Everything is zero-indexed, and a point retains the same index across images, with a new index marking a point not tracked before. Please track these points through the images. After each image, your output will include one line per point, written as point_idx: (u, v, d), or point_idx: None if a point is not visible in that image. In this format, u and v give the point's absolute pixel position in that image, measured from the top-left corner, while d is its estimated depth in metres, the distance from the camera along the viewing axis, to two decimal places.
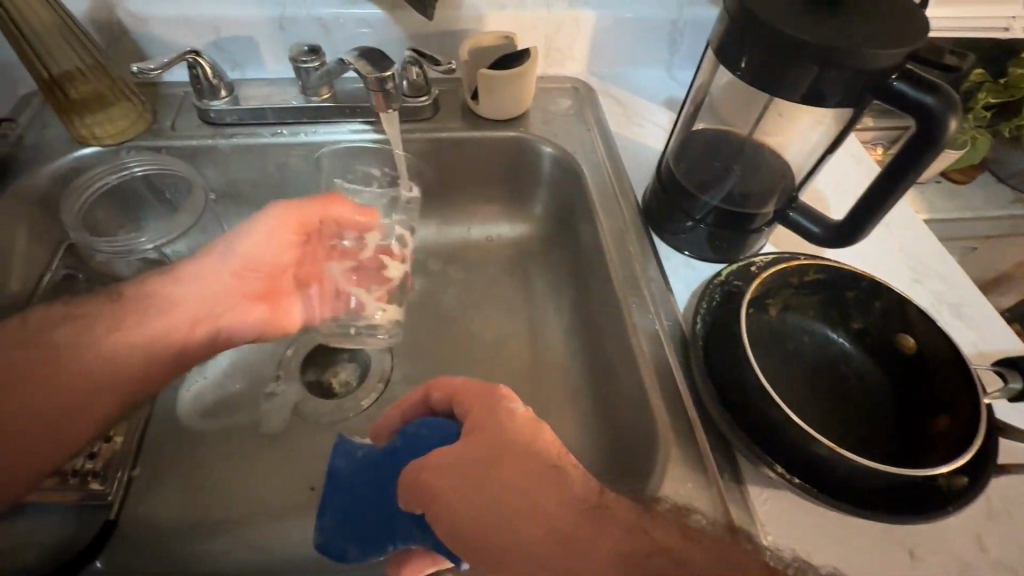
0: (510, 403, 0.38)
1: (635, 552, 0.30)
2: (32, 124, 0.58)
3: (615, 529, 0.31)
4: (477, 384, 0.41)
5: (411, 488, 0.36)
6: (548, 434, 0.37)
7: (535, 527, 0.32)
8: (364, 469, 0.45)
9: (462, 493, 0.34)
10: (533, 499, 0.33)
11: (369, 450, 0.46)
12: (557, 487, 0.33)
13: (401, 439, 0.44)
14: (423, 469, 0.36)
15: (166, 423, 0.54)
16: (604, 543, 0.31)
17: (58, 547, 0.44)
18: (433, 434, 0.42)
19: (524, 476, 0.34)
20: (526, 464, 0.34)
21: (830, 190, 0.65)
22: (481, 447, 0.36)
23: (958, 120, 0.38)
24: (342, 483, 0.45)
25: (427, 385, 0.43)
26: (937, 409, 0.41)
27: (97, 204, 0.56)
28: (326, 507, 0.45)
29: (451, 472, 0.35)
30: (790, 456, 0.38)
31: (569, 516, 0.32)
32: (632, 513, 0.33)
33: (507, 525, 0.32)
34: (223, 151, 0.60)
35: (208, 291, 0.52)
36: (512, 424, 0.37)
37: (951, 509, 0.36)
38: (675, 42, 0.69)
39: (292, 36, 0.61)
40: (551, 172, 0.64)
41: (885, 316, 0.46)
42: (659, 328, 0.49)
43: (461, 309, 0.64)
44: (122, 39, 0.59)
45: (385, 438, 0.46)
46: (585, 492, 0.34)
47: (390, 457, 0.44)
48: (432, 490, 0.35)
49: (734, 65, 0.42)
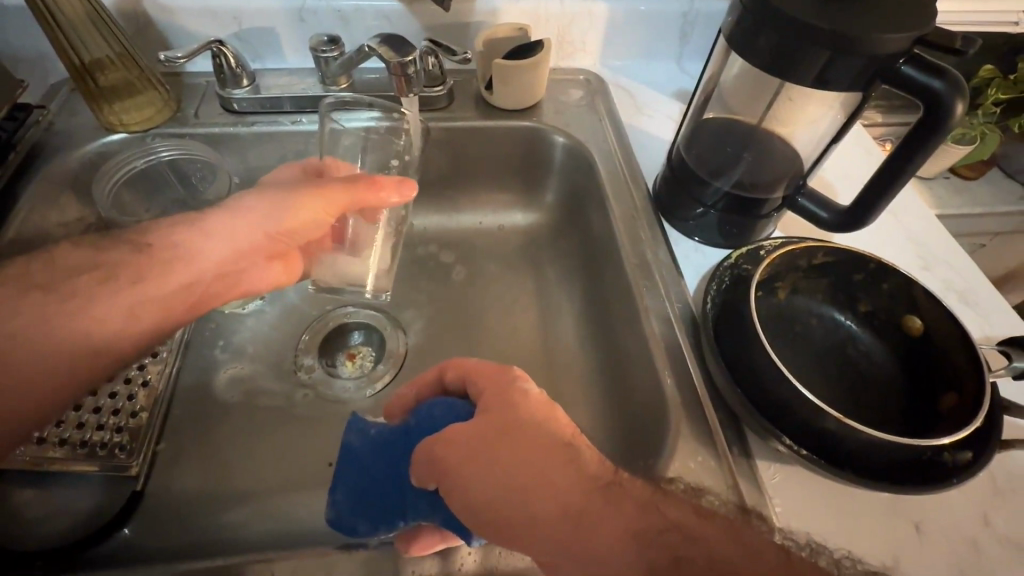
0: (523, 384, 0.39)
1: (648, 530, 0.30)
2: (62, 111, 0.60)
3: (627, 505, 0.32)
4: (491, 364, 0.41)
5: (425, 464, 0.37)
6: (561, 415, 0.37)
7: (548, 504, 0.32)
8: (375, 448, 0.43)
9: (475, 470, 0.34)
10: (547, 476, 0.33)
11: (383, 428, 0.44)
12: (569, 465, 0.34)
13: (415, 417, 0.42)
14: (434, 445, 0.37)
15: (189, 401, 0.56)
16: (616, 519, 0.31)
17: (88, 515, 0.46)
18: (445, 415, 0.41)
19: (537, 452, 0.34)
20: (539, 442, 0.35)
21: (837, 178, 0.66)
22: (492, 425, 0.36)
23: (964, 103, 0.39)
24: (355, 459, 0.43)
25: (441, 365, 0.43)
26: (944, 387, 0.42)
27: (126, 189, 0.58)
28: (337, 483, 0.42)
29: (464, 450, 0.35)
30: (798, 430, 0.39)
31: (582, 493, 0.32)
32: (645, 491, 0.33)
33: (520, 500, 0.33)
34: (245, 138, 0.61)
35: (236, 249, 0.50)
36: (525, 404, 0.37)
37: (956, 479, 0.37)
38: (686, 35, 0.71)
39: (312, 27, 0.63)
40: (564, 161, 0.65)
41: (892, 297, 0.47)
42: (669, 310, 0.51)
43: (474, 295, 0.65)
44: (148, 29, 0.61)
45: (398, 414, 0.45)
46: (597, 470, 0.34)
47: (404, 436, 0.42)
48: (445, 467, 0.36)
49: (746, 51, 0.43)
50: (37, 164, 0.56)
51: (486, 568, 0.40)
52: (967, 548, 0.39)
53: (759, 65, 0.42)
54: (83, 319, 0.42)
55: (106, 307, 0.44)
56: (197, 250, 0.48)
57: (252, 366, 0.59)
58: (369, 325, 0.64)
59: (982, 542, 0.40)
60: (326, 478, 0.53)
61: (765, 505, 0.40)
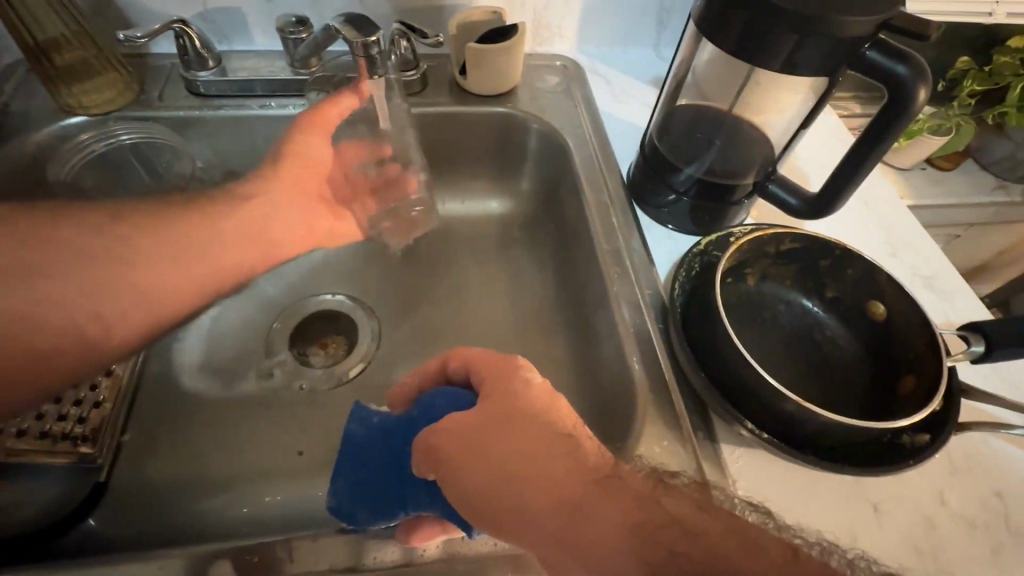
0: (528, 373, 0.37)
1: (647, 524, 0.30)
2: (18, 93, 0.58)
3: (626, 497, 0.32)
4: (494, 353, 0.40)
5: (422, 454, 0.37)
6: (563, 405, 0.36)
7: (545, 497, 0.32)
8: (378, 436, 0.45)
9: (472, 461, 0.34)
10: (547, 467, 0.33)
11: (384, 417, 0.46)
12: (568, 456, 0.34)
13: (418, 408, 0.43)
14: (430, 436, 0.36)
15: (152, 391, 0.54)
16: (613, 513, 0.31)
17: (52, 507, 0.45)
18: (447, 404, 0.41)
19: (535, 442, 0.34)
20: (539, 432, 0.34)
21: (809, 164, 0.66)
22: (490, 413, 0.36)
23: (927, 89, 0.39)
24: (355, 448, 0.45)
25: (445, 355, 0.43)
26: (904, 370, 0.43)
27: (87, 172, 0.57)
28: (338, 472, 0.45)
29: (462, 438, 0.35)
30: (759, 414, 0.39)
31: (580, 486, 0.32)
32: (645, 485, 0.33)
33: (516, 492, 0.33)
34: (211, 122, 0.60)
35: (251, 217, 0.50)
36: (524, 394, 0.36)
37: (908, 464, 0.38)
38: (663, 22, 0.70)
39: (281, 9, 0.61)
40: (538, 148, 0.65)
41: (857, 283, 0.47)
42: (638, 296, 0.51)
43: (448, 282, 0.65)
44: (107, 8, 0.59)
45: (401, 404, 0.46)
46: (596, 461, 0.34)
47: (407, 425, 0.44)
48: (443, 456, 0.35)
49: (716, 35, 0.42)
50: None
51: (448, 556, 0.38)
52: (923, 527, 0.40)
53: (729, 48, 0.42)
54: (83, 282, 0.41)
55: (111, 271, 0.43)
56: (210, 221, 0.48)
57: (218, 356, 0.58)
58: (340, 312, 0.63)
59: (938, 521, 0.40)
60: (294, 466, 0.52)
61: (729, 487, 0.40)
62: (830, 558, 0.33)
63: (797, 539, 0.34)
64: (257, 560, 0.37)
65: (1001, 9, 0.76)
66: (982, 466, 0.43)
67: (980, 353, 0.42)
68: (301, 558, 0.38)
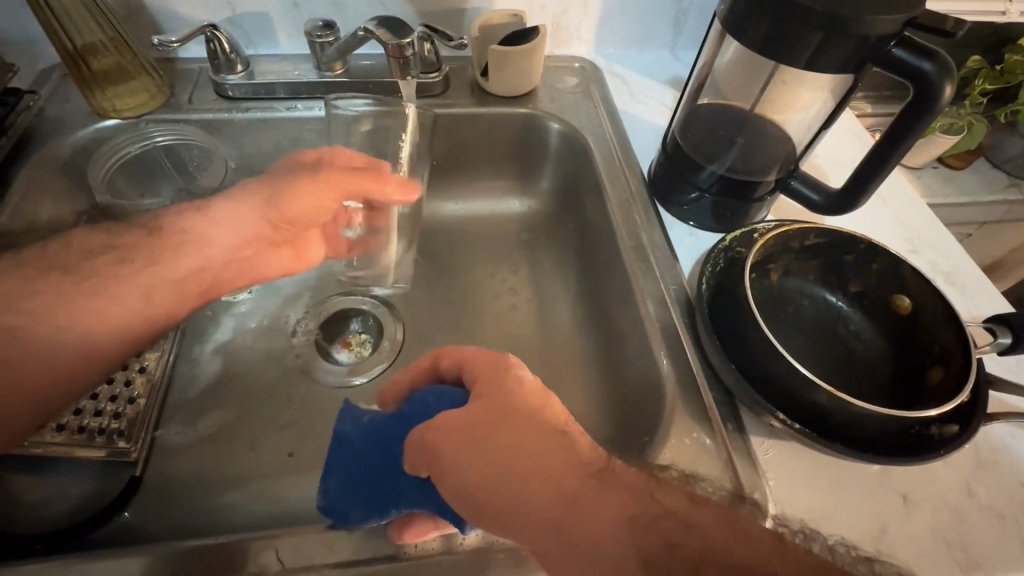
0: (519, 370, 0.39)
1: (643, 513, 0.31)
2: (53, 98, 0.59)
3: (620, 490, 0.33)
4: (486, 352, 0.41)
5: (418, 452, 0.37)
6: (555, 403, 0.37)
7: (541, 491, 0.33)
8: (366, 434, 0.45)
9: (468, 457, 0.35)
10: (543, 461, 0.34)
11: (375, 415, 0.46)
12: (564, 451, 0.34)
13: (408, 405, 0.43)
14: (425, 433, 0.37)
15: (185, 390, 0.55)
16: (609, 504, 0.32)
17: (90, 501, 0.46)
18: (439, 402, 0.42)
19: (530, 437, 0.35)
20: (532, 427, 0.35)
21: (826, 162, 0.67)
22: (486, 407, 0.37)
23: (953, 84, 0.39)
24: (348, 449, 0.44)
25: (437, 352, 0.44)
26: (932, 363, 0.43)
27: (120, 172, 0.58)
28: (329, 472, 0.44)
29: (456, 434, 0.36)
30: (790, 406, 0.40)
31: (574, 479, 0.33)
32: (637, 479, 0.34)
33: (513, 487, 0.33)
34: (240, 124, 0.61)
35: (243, 236, 0.52)
36: (520, 391, 0.37)
37: (941, 451, 0.38)
38: (680, 23, 0.71)
39: (306, 14, 0.63)
40: (558, 148, 0.66)
41: (880, 277, 0.48)
42: (664, 292, 0.51)
43: (470, 281, 0.66)
44: (139, 14, 0.60)
45: (392, 403, 0.46)
46: (589, 456, 0.35)
47: (397, 421, 0.44)
48: (439, 451, 0.36)
49: (743, 35, 0.43)
50: (28, 150, 0.55)
51: (487, 544, 0.39)
52: (952, 518, 0.41)
53: (753, 47, 0.43)
54: (106, 298, 0.45)
55: (127, 287, 0.46)
56: (197, 229, 0.50)
57: (244, 356, 0.59)
58: (363, 312, 0.64)
59: (967, 512, 0.41)
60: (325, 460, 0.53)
61: (760, 479, 0.41)
62: (813, 544, 0.35)
63: (782, 528, 0.37)
64: (299, 550, 0.38)
65: (1015, 7, 0.77)
66: (1009, 458, 0.44)
67: (1007, 345, 0.43)
68: (340, 547, 0.39)
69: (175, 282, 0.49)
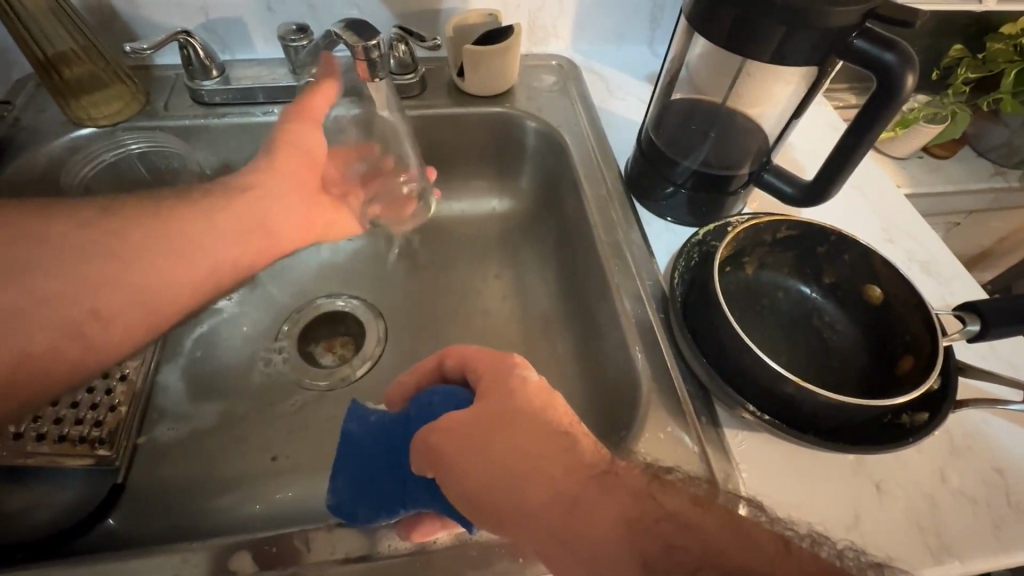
0: (523, 370, 0.38)
1: (644, 516, 0.32)
2: (28, 107, 0.59)
3: (622, 493, 0.33)
4: (490, 352, 0.41)
5: (421, 453, 0.37)
6: (559, 402, 0.37)
7: (542, 494, 0.33)
8: (373, 433, 0.44)
9: (470, 458, 0.35)
10: (544, 464, 0.34)
11: (382, 415, 0.45)
12: (565, 453, 0.34)
13: (413, 406, 0.43)
14: (430, 433, 0.37)
15: (163, 399, 0.55)
16: (609, 509, 0.32)
17: (70, 509, 0.46)
18: (444, 402, 0.41)
19: (532, 439, 0.35)
20: (534, 430, 0.35)
21: (804, 155, 0.67)
22: (488, 410, 0.37)
23: (915, 74, 0.40)
24: (354, 446, 0.44)
25: (441, 352, 0.43)
26: (904, 351, 0.43)
27: (98, 182, 0.59)
28: (338, 471, 0.44)
29: (459, 437, 0.36)
30: (761, 398, 0.41)
31: (575, 482, 0.33)
32: (640, 481, 0.34)
33: (513, 489, 0.33)
34: (217, 130, 0.61)
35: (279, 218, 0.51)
36: (523, 392, 0.37)
37: (913, 438, 0.38)
38: (656, 19, 0.71)
39: (281, 17, 0.63)
40: (537, 146, 0.66)
41: (853, 267, 0.48)
42: (640, 288, 0.51)
43: (454, 280, 0.66)
44: (113, 21, 0.60)
45: (398, 402, 0.46)
46: (592, 457, 0.35)
47: (402, 421, 0.43)
48: (441, 454, 0.36)
49: (710, 30, 0.43)
50: (4, 160, 0.55)
51: (461, 541, 0.39)
52: (926, 506, 0.41)
53: (720, 41, 0.43)
54: (92, 278, 0.41)
55: (131, 270, 0.42)
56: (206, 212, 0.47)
57: (225, 362, 0.59)
58: (349, 314, 0.64)
59: (940, 498, 0.41)
60: (307, 463, 0.53)
61: (734, 472, 0.41)
62: (822, 549, 0.33)
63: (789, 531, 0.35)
64: (279, 551, 0.38)
65: None
66: (982, 443, 0.44)
67: (976, 332, 0.43)
68: (318, 547, 0.39)
69: (199, 270, 0.46)
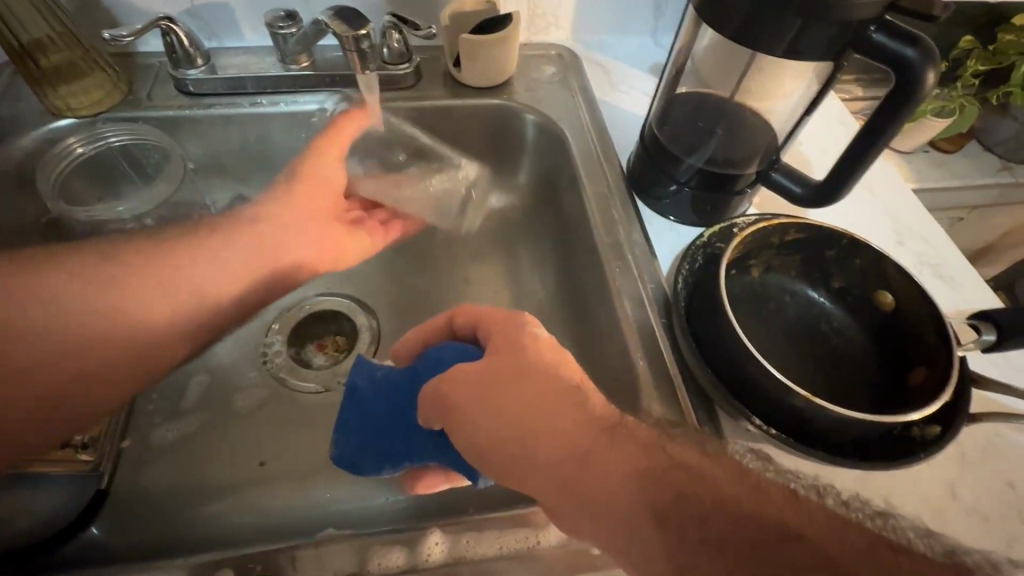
0: (533, 328, 0.38)
1: (655, 466, 0.32)
2: (4, 96, 0.56)
3: (634, 446, 0.33)
4: (502, 310, 0.40)
5: (431, 405, 0.38)
6: (571, 361, 0.37)
7: (554, 449, 0.33)
8: (377, 389, 0.45)
9: (482, 411, 0.35)
10: (557, 421, 0.34)
11: (389, 369, 0.45)
12: (576, 410, 0.34)
13: (423, 361, 0.43)
14: (440, 386, 0.37)
15: (153, 398, 0.54)
16: (620, 460, 0.32)
17: (48, 517, 0.44)
18: (455, 357, 0.41)
19: (544, 394, 0.34)
20: (544, 387, 0.35)
21: (811, 149, 0.65)
22: (497, 367, 0.36)
23: (935, 71, 0.38)
24: (359, 400, 0.45)
25: (454, 309, 0.43)
26: (916, 361, 0.42)
27: (75, 175, 0.56)
28: (342, 424, 0.45)
29: (473, 388, 0.36)
30: (770, 410, 0.39)
31: (590, 438, 0.33)
32: (652, 434, 0.34)
33: (527, 441, 0.34)
34: (202, 121, 0.59)
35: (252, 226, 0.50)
36: (535, 350, 0.37)
37: (919, 454, 0.37)
38: (661, 8, 0.69)
39: (268, 2, 0.60)
40: (536, 139, 0.64)
41: (862, 272, 0.46)
42: (642, 292, 0.50)
43: (447, 278, 0.64)
44: (93, 6, 0.57)
45: (406, 357, 0.45)
46: (604, 412, 0.35)
47: (410, 378, 0.43)
48: (454, 405, 0.36)
49: (721, 22, 0.41)
50: None
51: (455, 560, 0.38)
52: (935, 521, 0.40)
53: (730, 33, 0.41)
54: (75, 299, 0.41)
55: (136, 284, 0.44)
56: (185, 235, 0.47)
57: (212, 363, 0.57)
58: (339, 312, 0.62)
59: (950, 513, 0.40)
60: (297, 469, 0.52)
61: None
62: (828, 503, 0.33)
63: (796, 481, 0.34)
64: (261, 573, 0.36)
65: None
66: (993, 456, 0.43)
67: (991, 342, 0.42)
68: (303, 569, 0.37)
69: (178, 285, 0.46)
